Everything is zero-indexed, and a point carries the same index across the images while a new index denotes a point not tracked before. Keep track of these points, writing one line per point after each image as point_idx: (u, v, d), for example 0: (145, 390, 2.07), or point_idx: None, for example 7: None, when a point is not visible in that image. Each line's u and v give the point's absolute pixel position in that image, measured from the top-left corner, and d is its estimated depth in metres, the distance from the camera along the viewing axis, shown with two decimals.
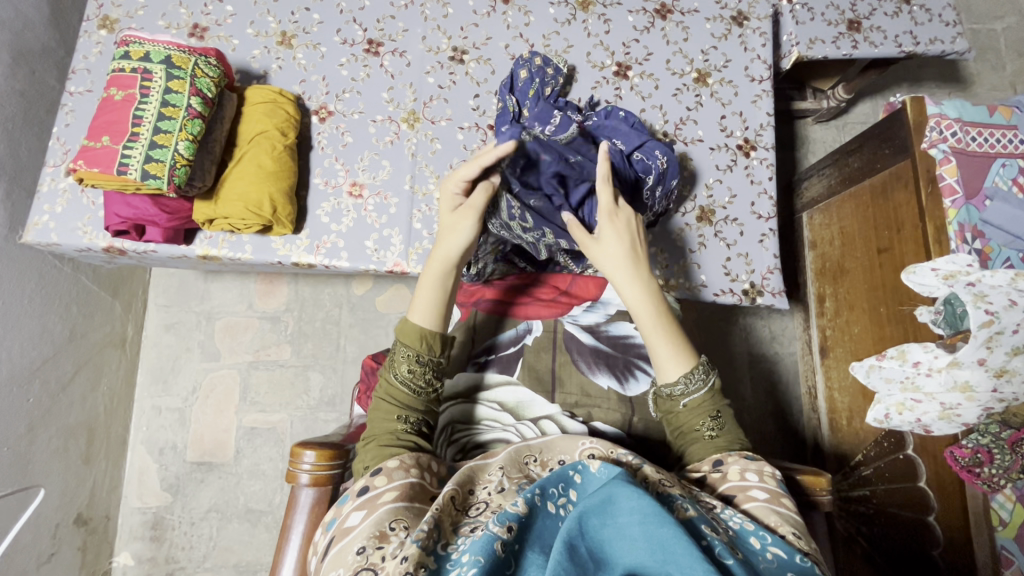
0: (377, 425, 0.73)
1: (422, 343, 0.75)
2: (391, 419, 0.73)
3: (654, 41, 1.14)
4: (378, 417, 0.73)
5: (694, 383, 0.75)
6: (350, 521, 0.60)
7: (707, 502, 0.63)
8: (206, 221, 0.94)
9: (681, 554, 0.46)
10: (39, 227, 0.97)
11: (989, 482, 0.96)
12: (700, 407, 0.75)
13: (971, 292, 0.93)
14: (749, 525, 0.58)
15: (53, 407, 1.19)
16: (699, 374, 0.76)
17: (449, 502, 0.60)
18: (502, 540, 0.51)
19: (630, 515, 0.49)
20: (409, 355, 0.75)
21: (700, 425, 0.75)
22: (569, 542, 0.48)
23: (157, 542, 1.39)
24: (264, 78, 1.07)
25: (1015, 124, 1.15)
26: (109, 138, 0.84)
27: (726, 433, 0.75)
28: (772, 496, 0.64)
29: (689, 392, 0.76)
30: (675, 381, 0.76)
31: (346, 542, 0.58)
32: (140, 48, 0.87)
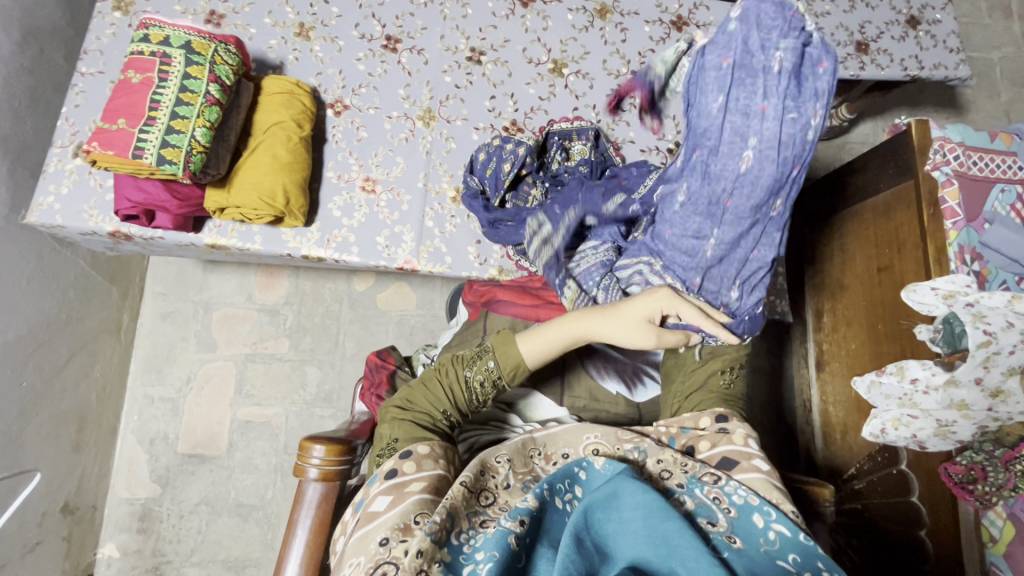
0: (426, 401, 0.75)
1: (507, 373, 0.74)
2: (440, 406, 0.75)
3: (669, 52, 1.15)
4: (429, 394, 0.75)
5: None
6: (374, 506, 0.60)
7: (711, 475, 0.63)
8: (217, 209, 0.93)
9: (684, 546, 0.46)
10: (44, 208, 0.95)
11: (981, 499, 0.98)
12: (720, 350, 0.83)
13: (971, 313, 0.97)
14: (754, 499, 0.59)
15: (45, 393, 1.17)
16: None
17: (460, 488, 0.59)
18: (516, 534, 0.51)
19: (634, 510, 0.50)
20: (491, 371, 0.74)
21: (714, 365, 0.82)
22: (577, 535, 0.48)
23: (144, 535, 1.36)
24: (280, 68, 1.06)
25: (1015, 151, 1.18)
26: (124, 121, 0.83)
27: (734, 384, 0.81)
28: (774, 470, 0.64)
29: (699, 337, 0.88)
30: None
31: (370, 528, 0.58)
32: (159, 32, 0.86)
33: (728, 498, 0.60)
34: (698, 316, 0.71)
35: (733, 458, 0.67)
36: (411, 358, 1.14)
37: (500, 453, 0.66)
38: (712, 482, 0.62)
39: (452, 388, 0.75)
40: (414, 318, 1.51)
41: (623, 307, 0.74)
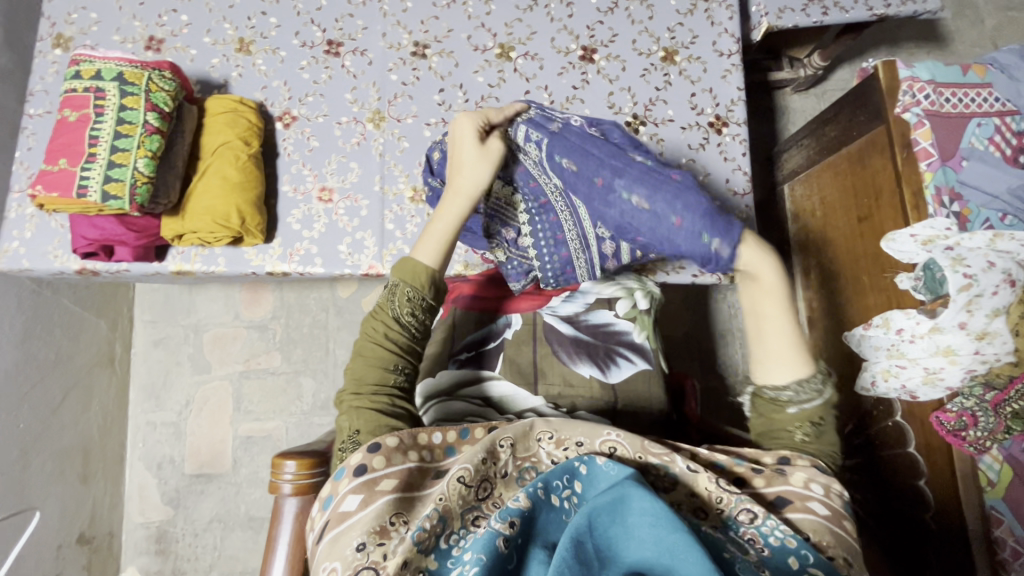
0: (366, 377, 0.66)
1: (418, 280, 0.69)
2: (384, 372, 0.66)
3: (618, 22, 1.12)
4: (366, 366, 0.66)
5: (808, 390, 0.63)
6: (345, 506, 0.52)
7: (748, 513, 0.49)
8: (175, 236, 0.94)
9: (694, 563, 0.38)
10: (10, 254, 0.96)
11: (976, 445, 0.95)
12: (806, 411, 0.63)
13: (949, 256, 0.96)
14: (791, 541, 0.46)
15: (44, 430, 1.20)
16: (814, 383, 0.63)
17: (457, 486, 0.51)
18: (506, 537, 0.43)
19: (641, 517, 0.42)
20: (414, 298, 0.68)
21: (797, 427, 0.62)
22: (575, 539, 0.41)
23: (163, 555, 1.41)
24: (224, 87, 1.05)
25: (990, 82, 1.12)
26: (66, 160, 0.83)
27: (823, 443, 0.62)
28: (835, 515, 0.50)
29: (799, 399, 0.63)
30: (785, 385, 0.63)
31: (341, 531, 0.51)
32: (90, 67, 0.86)
33: (763, 540, 0.47)
34: (792, 332, 0.64)
35: (786, 496, 0.53)
36: None
37: (504, 434, 0.55)
38: (748, 522, 0.48)
39: (383, 345, 0.67)
40: None
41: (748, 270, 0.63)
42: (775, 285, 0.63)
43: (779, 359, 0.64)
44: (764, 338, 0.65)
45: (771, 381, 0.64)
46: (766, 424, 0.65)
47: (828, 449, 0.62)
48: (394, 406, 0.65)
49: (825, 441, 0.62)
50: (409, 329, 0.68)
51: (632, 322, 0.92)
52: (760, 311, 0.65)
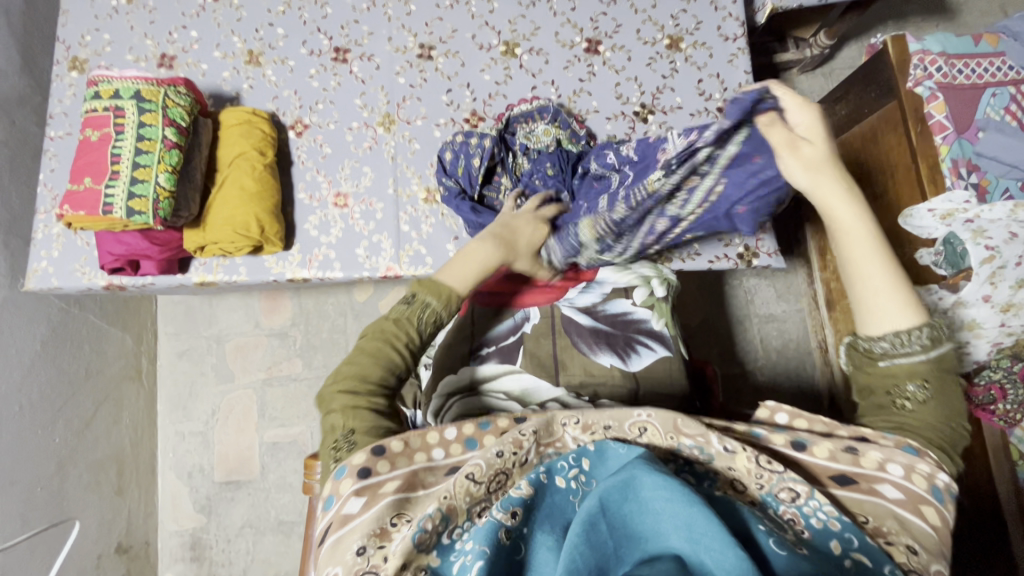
0: (371, 374, 0.64)
1: (448, 303, 0.70)
2: (389, 375, 0.65)
3: (622, 13, 1.12)
4: (373, 362, 0.65)
5: (910, 342, 0.57)
6: (347, 508, 0.51)
7: (789, 491, 0.47)
8: (198, 248, 0.96)
9: (711, 535, 0.38)
10: (39, 273, 0.99)
11: (1006, 417, 0.94)
12: (905, 367, 0.58)
13: (971, 229, 0.96)
14: (834, 523, 0.45)
15: (79, 444, 1.23)
16: (917, 337, 0.57)
17: (464, 483, 0.49)
18: (507, 528, 0.44)
19: (654, 492, 0.42)
20: (433, 308, 0.69)
21: (899, 392, 0.58)
22: (589, 522, 0.41)
23: (197, 562, 1.43)
24: (236, 99, 1.07)
25: (1003, 51, 1.09)
26: (91, 179, 0.86)
27: (929, 412, 0.56)
28: (909, 501, 0.48)
29: (900, 351, 0.58)
30: (879, 333, 0.59)
31: (343, 534, 0.50)
32: (108, 87, 0.89)
33: (803, 521, 0.46)
34: (893, 272, 0.60)
35: (849, 476, 0.51)
36: None
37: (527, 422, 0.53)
38: (789, 501, 0.47)
39: (396, 348, 0.66)
40: None
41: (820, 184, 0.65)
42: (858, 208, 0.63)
43: (880, 306, 0.59)
44: (868, 277, 0.60)
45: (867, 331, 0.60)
46: (861, 378, 0.61)
47: (935, 421, 0.55)
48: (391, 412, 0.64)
49: (933, 406, 0.56)
50: (423, 341, 0.69)
51: (650, 310, 0.93)
52: (847, 230, 0.63)
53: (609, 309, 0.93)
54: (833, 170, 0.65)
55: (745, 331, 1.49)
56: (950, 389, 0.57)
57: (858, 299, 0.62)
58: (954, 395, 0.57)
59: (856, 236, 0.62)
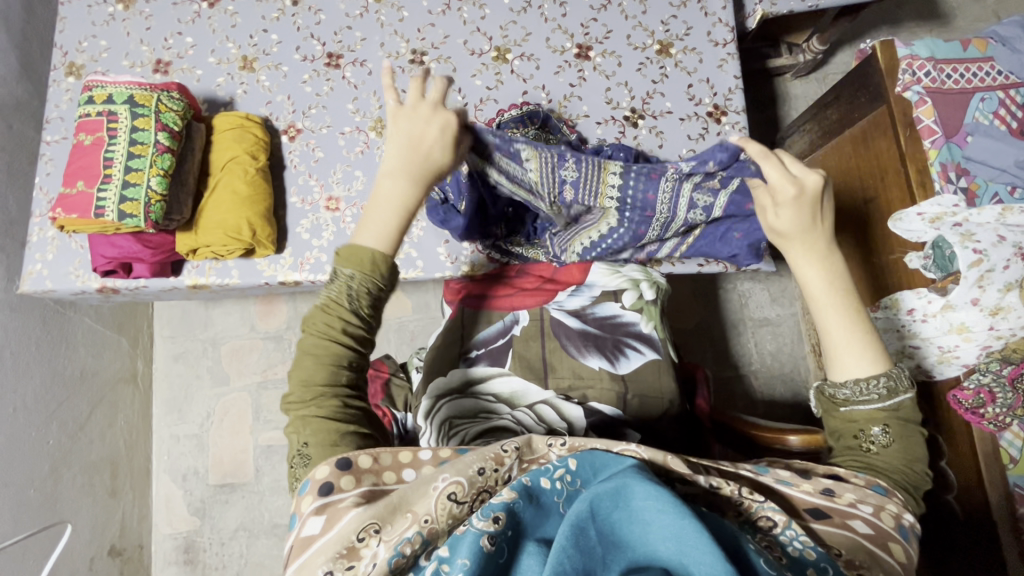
0: (315, 377, 0.60)
1: (378, 270, 0.63)
2: (337, 371, 0.61)
3: (612, 18, 1.13)
4: (315, 365, 0.61)
5: (870, 391, 0.60)
6: (309, 529, 0.51)
7: (767, 520, 0.48)
8: (190, 251, 0.96)
9: (700, 548, 0.38)
10: (34, 276, 1.00)
11: (995, 421, 0.93)
12: (866, 413, 0.60)
13: (958, 232, 0.95)
14: (810, 553, 0.45)
15: (73, 446, 1.24)
16: (877, 385, 0.60)
17: (447, 505, 0.49)
18: (490, 534, 0.43)
19: (645, 500, 0.42)
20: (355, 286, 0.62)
21: (862, 436, 0.60)
22: (579, 527, 0.41)
23: (191, 565, 1.43)
24: (230, 104, 1.08)
25: (992, 56, 1.10)
26: (83, 183, 0.87)
27: (893, 454, 0.58)
28: (878, 537, 0.49)
29: (859, 397, 0.60)
30: (840, 383, 0.61)
31: (308, 556, 0.50)
32: (102, 92, 0.90)
33: (780, 548, 0.46)
34: (861, 328, 0.62)
35: (822, 510, 0.52)
36: (407, 362, 1.15)
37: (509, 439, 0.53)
38: (768, 530, 0.47)
39: (335, 340, 0.61)
40: (412, 323, 1.53)
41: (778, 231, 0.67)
42: (819, 260, 0.65)
43: (843, 356, 0.62)
44: (833, 334, 0.62)
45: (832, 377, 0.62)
46: (826, 423, 0.64)
47: (898, 463, 0.58)
48: (347, 412, 0.60)
49: (897, 449, 0.58)
50: (363, 321, 0.63)
51: (639, 313, 0.93)
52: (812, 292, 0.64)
53: (597, 313, 0.94)
54: (801, 238, 0.65)
55: (738, 335, 1.49)
56: (912, 437, 0.59)
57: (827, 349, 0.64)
58: (916, 440, 0.59)
59: (819, 299, 0.64)
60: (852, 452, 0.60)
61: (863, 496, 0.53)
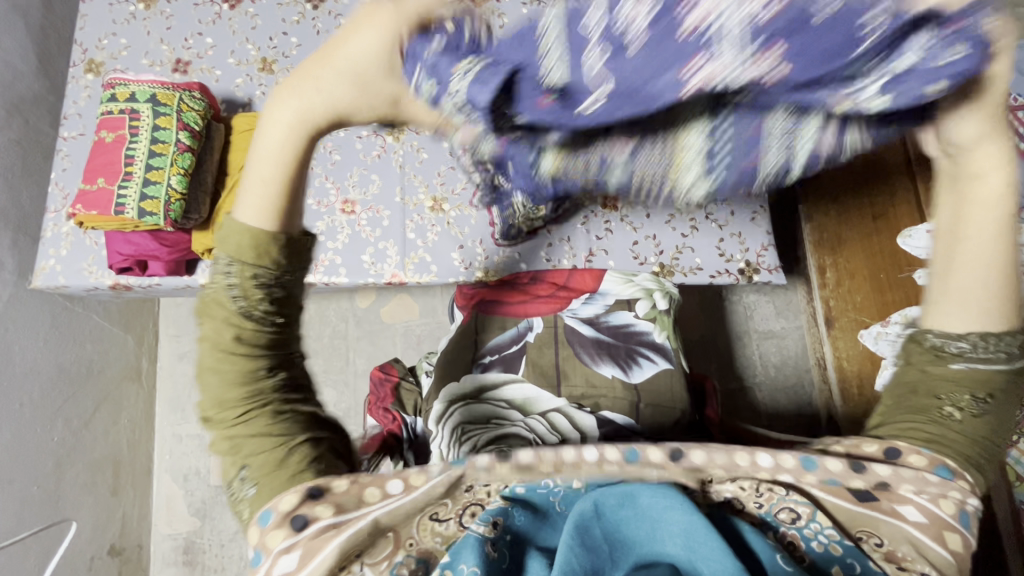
0: (226, 399, 0.46)
1: (267, 256, 0.44)
2: (250, 384, 0.45)
3: None
4: (223, 385, 0.45)
5: (994, 347, 0.47)
6: (281, 567, 0.41)
7: (789, 512, 0.45)
8: (205, 250, 0.96)
9: (709, 544, 0.38)
10: (47, 271, 0.99)
11: None
12: (978, 373, 0.47)
13: None
14: (836, 548, 0.43)
15: (77, 443, 1.23)
16: (1006, 343, 0.47)
17: (429, 524, 0.45)
18: (491, 539, 0.43)
19: (652, 498, 0.42)
20: (257, 277, 0.44)
21: (952, 400, 0.47)
22: (582, 524, 0.41)
23: (190, 567, 1.42)
24: (248, 105, 1.09)
25: None
26: (103, 180, 0.88)
27: (980, 426, 0.47)
28: (932, 525, 0.43)
29: (974, 354, 0.47)
30: (961, 331, 0.47)
31: None
32: (125, 90, 0.91)
33: (805, 544, 0.43)
34: (1008, 270, 0.46)
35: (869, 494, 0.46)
36: (416, 366, 1.15)
37: None
38: (789, 523, 0.45)
39: (232, 352, 0.45)
40: (419, 327, 1.53)
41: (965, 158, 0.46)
42: (1002, 194, 0.46)
43: (958, 301, 0.47)
44: (971, 268, 0.46)
45: (939, 327, 0.48)
46: (909, 377, 0.50)
47: (983, 435, 0.47)
48: (277, 423, 0.46)
49: (988, 421, 0.47)
50: (265, 322, 0.46)
51: (652, 323, 0.94)
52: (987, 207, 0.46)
53: (612, 321, 0.95)
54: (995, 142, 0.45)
55: (744, 347, 1.50)
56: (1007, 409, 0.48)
57: (950, 286, 0.48)
58: (1009, 414, 0.48)
59: (973, 237, 0.46)
60: (936, 419, 0.47)
61: (924, 486, 0.45)
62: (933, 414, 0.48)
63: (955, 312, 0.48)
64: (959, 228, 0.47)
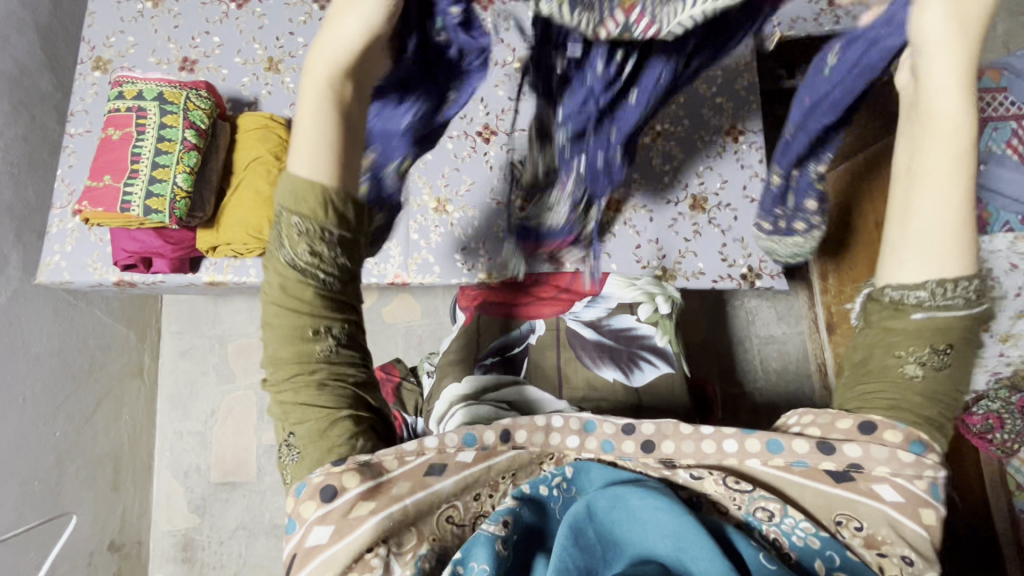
0: (282, 356, 0.49)
1: (317, 212, 0.46)
2: (302, 349, 0.48)
3: None
4: (279, 344, 0.48)
5: (954, 292, 0.47)
6: (313, 538, 0.44)
7: (764, 511, 0.46)
8: (210, 248, 0.97)
9: (698, 545, 0.39)
10: (52, 267, 1.00)
11: (1002, 447, 0.94)
12: (938, 322, 0.47)
13: None
14: (814, 541, 0.44)
15: (78, 439, 1.23)
16: (963, 288, 0.47)
17: (445, 524, 0.46)
18: (503, 538, 0.42)
19: (642, 500, 0.43)
20: (304, 235, 0.45)
21: (908, 356, 0.48)
22: (575, 527, 0.41)
23: (189, 563, 1.42)
24: (254, 104, 1.09)
25: (1006, 87, 1.11)
26: (110, 177, 0.88)
27: (937, 381, 0.48)
28: (909, 504, 0.44)
29: (932, 303, 0.47)
30: (920, 282, 0.47)
31: (313, 568, 0.44)
32: (132, 88, 0.91)
33: (787, 540, 0.45)
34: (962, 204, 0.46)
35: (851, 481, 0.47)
36: (417, 366, 1.15)
37: (506, 465, 0.49)
38: (767, 520, 0.46)
39: (285, 311, 0.47)
40: (421, 327, 1.53)
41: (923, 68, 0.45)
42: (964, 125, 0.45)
43: (917, 246, 0.47)
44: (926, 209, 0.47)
45: (897, 279, 0.49)
46: (872, 335, 0.51)
47: (942, 391, 0.48)
48: (323, 394, 0.49)
49: (948, 374, 0.48)
50: (314, 280, 0.47)
51: (654, 327, 0.94)
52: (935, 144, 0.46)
53: (614, 324, 0.95)
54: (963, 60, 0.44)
55: (745, 351, 1.50)
56: (966, 360, 0.49)
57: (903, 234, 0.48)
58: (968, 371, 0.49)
59: (930, 178, 0.46)
60: (896, 379, 0.48)
61: (899, 468, 0.45)
62: (895, 377, 0.48)
63: (919, 261, 0.47)
64: (919, 165, 0.47)
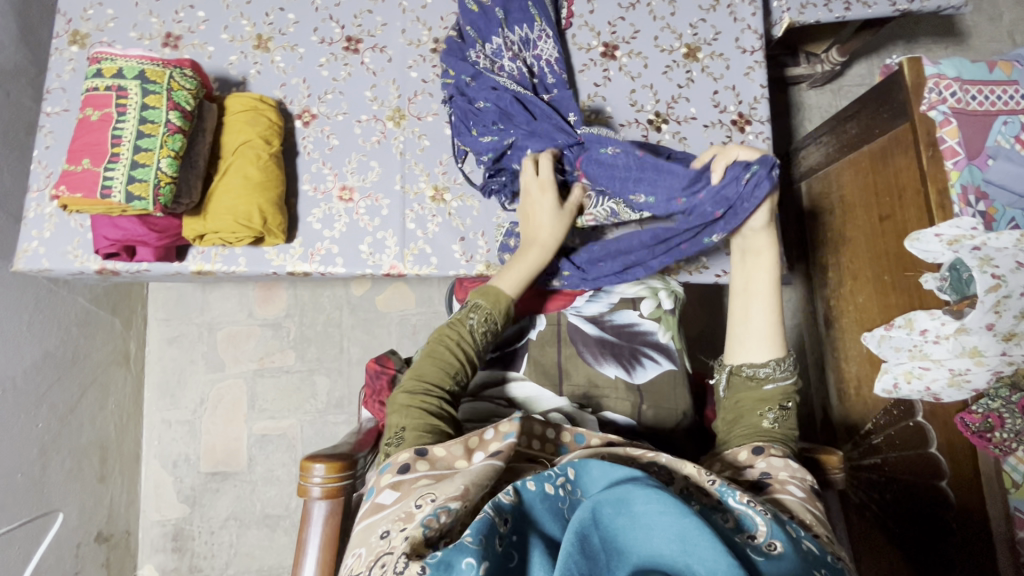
0: (426, 371, 0.70)
1: (499, 306, 0.77)
2: (445, 370, 0.71)
3: (640, 18, 1.11)
4: (432, 364, 0.71)
5: (783, 369, 0.69)
6: (382, 498, 0.55)
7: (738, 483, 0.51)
8: (197, 236, 0.93)
9: (704, 545, 0.38)
10: (30, 253, 0.95)
11: (1001, 446, 0.91)
12: (780, 390, 0.69)
13: (976, 257, 0.92)
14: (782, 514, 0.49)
15: (62, 430, 1.20)
16: (787, 366, 0.70)
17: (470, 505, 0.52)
18: (499, 534, 0.43)
19: (647, 504, 0.41)
20: (489, 321, 0.75)
21: (765, 407, 0.68)
22: (581, 533, 0.40)
23: (179, 553, 1.41)
24: (242, 84, 1.04)
25: (1016, 79, 1.10)
26: (89, 160, 0.83)
27: (786, 427, 0.67)
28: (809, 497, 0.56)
29: (774, 376, 0.69)
30: (763, 362, 0.69)
31: (375, 520, 0.54)
32: (112, 65, 0.86)
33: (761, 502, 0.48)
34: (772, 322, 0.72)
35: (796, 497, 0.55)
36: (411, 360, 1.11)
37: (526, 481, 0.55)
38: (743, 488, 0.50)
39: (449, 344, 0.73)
40: (415, 316, 1.50)
41: (750, 245, 0.75)
42: (768, 290, 0.73)
43: (747, 345, 0.71)
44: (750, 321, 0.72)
45: (746, 358, 0.71)
46: (739, 397, 0.70)
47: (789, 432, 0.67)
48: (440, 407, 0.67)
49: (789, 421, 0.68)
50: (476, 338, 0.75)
51: (657, 322, 0.91)
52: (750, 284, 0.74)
53: (614, 320, 0.92)
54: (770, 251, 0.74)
55: None
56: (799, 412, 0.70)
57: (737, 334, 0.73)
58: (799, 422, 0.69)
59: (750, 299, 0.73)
60: (755, 421, 0.67)
61: None
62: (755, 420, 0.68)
63: (749, 343, 0.71)
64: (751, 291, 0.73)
